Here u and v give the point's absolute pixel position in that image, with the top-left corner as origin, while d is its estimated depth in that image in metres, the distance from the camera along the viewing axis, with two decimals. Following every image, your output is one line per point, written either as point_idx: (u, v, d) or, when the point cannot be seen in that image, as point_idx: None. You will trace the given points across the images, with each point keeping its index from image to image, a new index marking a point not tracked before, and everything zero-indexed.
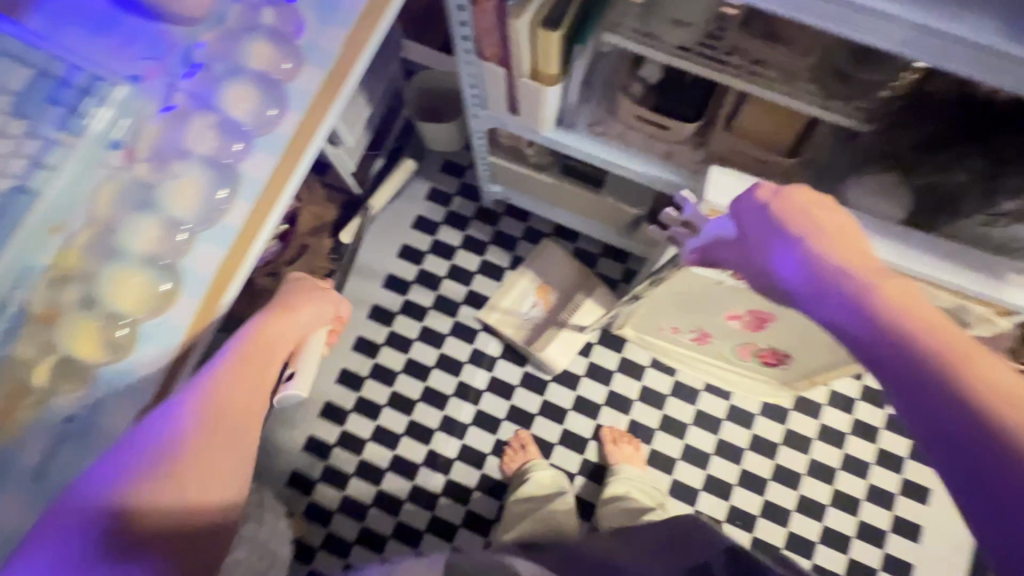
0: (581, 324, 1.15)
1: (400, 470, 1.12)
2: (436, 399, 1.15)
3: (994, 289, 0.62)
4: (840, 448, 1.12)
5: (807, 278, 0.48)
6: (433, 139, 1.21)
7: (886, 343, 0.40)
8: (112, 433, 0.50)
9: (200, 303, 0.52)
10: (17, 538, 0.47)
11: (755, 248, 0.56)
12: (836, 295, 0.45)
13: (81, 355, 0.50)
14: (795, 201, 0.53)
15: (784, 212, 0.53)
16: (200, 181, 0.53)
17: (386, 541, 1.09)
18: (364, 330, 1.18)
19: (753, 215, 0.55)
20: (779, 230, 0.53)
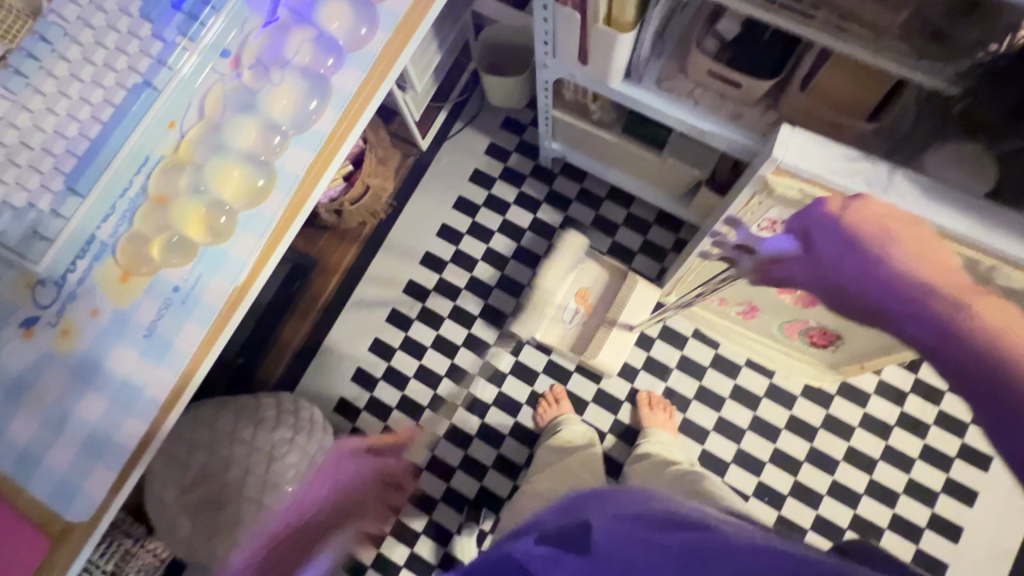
0: (630, 324, 1.11)
1: (439, 409, 1.18)
2: (478, 346, 1.20)
3: None
4: (883, 439, 1.09)
5: (862, 277, 0.60)
6: (497, 95, 1.23)
7: (925, 325, 0.54)
8: (211, 302, 0.56)
9: (292, 197, 0.58)
10: (130, 383, 0.54)
11: (819, 255, 0.65)
12: (895, 297, 0.57)
13: (189, 234, 0.56)
14: (860, 212, 0.62)
15: (859, 226, 0.61)
16: (297, 90, 0.58)
17: (420, 472, 1.16)
18: (416, 275, 1.24)
19: (830, 226, 0.64)
20: (852, 239, 0.62)
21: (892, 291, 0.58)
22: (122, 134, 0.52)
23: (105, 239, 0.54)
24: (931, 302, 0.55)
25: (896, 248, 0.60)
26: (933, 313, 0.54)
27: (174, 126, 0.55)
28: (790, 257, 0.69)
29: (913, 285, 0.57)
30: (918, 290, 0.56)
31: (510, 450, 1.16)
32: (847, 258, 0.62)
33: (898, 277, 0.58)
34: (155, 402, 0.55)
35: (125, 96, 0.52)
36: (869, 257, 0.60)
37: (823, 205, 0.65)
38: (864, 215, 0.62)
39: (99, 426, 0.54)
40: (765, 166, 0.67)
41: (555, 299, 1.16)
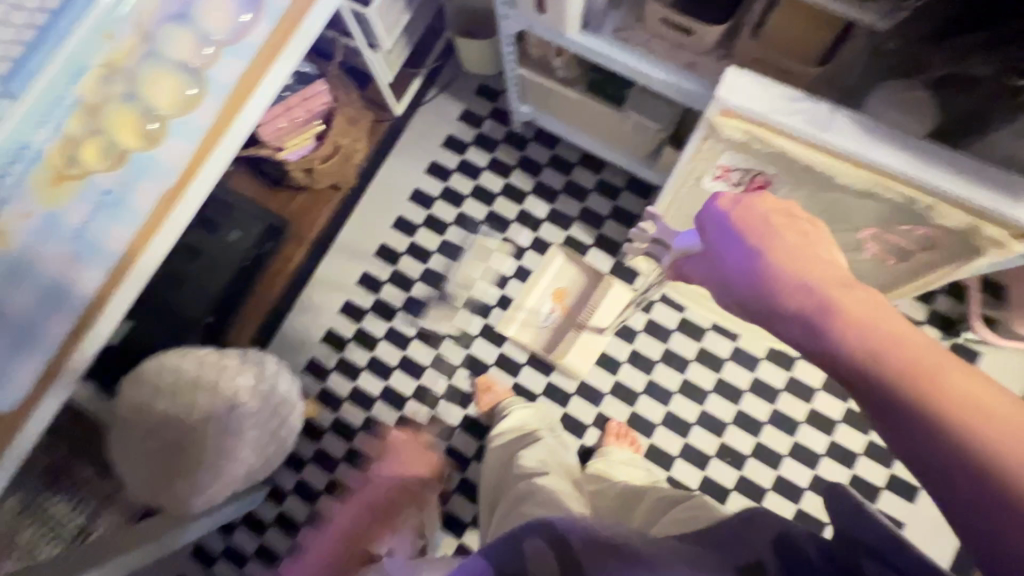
0: (600, 326, 1.14)
1: (408, 371, 1.19)
2: (448, 309, 1.21)
3: (1012, 207, 0.60)
4: (844, 402, 1.10)
5: (740, 278, 0.58)
6: (471, 60, 1.23)
7: (799, 328, 0.51)
8: (142, 203, 0.60)
9: (224, 105, 0.63)
10: (61, 280, 0.57)
11: (710, 256, 0.64)
12: (783, 296, 0.53)
13: (122, 140, 0.58)
14: (751, 207, 0.61)
15: (748, 226, 0.60)
16: (230, 2, 0.60)
17: (388, 432, 1.17)
18: (387, 238, 1.25)
19: (720, 220, 0.62)
20: (738, 234, 0.60)
21: (783, 300, 0.53)
22: (54, 40, 0.51)
23: (38, 146, 0.53)
24: (814, 308, 0.50)
25: (769, 245, 0.57)
26: (798, 313, 0.51)
27: (110, 36, 0.54)
28: (695, 253, 0.71)
29: (775, 287, 0.54)
30: (805, 291, 0.51)
31: (477, 411, 1.17)
32: (724, 259, 0.61)
33: (779, 280, 0.54)
34: (89, 294, 0.59)
35: (60, 2, 0.51)
36: (746, 256, 0.58)
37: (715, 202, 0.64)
38: (755, 217, 0.60)
39: (28, 320, 0.56)
40: (712, 106, 0.68)
41: (528, 303, 1.17)
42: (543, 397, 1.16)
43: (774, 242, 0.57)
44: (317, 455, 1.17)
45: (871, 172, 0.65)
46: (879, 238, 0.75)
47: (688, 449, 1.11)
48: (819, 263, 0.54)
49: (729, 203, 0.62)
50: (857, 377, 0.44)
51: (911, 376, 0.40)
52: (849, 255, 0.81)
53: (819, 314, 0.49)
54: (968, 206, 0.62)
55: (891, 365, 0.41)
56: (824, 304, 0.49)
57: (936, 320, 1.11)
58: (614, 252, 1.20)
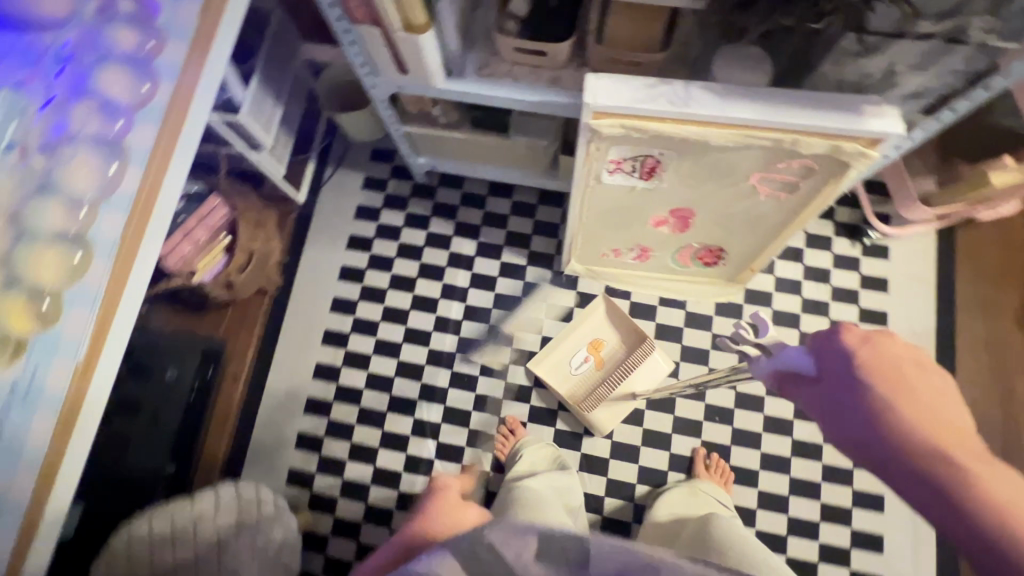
0: (631, 392, 1.12)
1: (393, 445, 1.16)
2: (412, 371, 1.20)
3: (858, 122, 0.68)
4: (795, 327, 1.18)
5: (862, 436, 0.52)
6: (357, 130, 1.25)
7: (921, 488, 0.50)
8: (55, 389, 0.55)
9: (115, 263, 0.59)
10: None
11: (838, 401, 0.54)
12: (907, 454, 0.50)
13: (14, 330, 0.53)
14: (881, 350, 0.53)
15: (868, 367, 0.53)
16: (91, 159, 0.58)
17: (392, 514, 1.13)
18: (329, 323, 1.22)
19: (842, 362, 0.54)
20: (865, 384, 0.53)
21: (898, 465, 0.51)
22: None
23: None
24: (928, 461, 0.50)
25: (890, 392, 0.52)
26: (927, 473, 0.49)
27: None
28: (807, 375, 0.57)
29: (901, 442, 0.51)
30: (933, 451, 0.50)
31: (473, 460, 1.15)
32: (857, 401, 0.53)
33: (904, 442, 0.50)
34: (18, 508, 0.53)
35: None
36: (873, 407, 0.52)
37: (842, 339, 0.55)
38: (880, 359, 0.53)
39: None
40: (585, 113, 0.73)
41: (565, 346, 1.16)
42: (530, 423, 1.16)
43: (902, 393, 0.52)
44: (326, 564, 1.10)
45: (739, 128, 0.72)
46: (766, 179, 0.80)
47: (679, 422, 1.15)
48: (950, 429, 0.50)
49: (858, 342, 0.54)
50: (967, 534, 0.48)
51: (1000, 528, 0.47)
52: (747, 202, 0.87)
53: (939, 471, 0.49)
54: (824, 131, 0.70)
55: (986, 527, 0.47)
56: (940, 463, 0.49)
57: (843, 229, 1.21)
58: (550, 264, 1.24)
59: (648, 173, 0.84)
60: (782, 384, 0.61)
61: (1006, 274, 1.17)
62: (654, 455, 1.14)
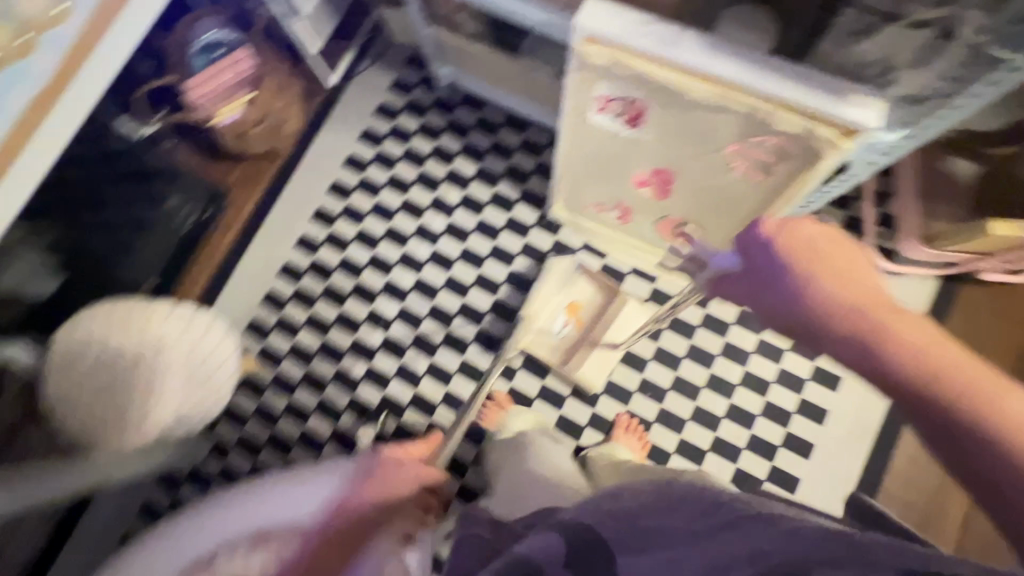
0: (614, 342, 1.14)
1: (344, 326, 1.24)
2: (381, 265, 1.26)
3: (837, 107, 0.66)
4: (757, 333, 1.16)
5: (789, 309, 0.53)
6: (398, 31, 1.29)
7: (851, 348, 0.49)
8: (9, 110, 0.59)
9: (88, 19, 0.62)
10: None
11: (758, 284, 0.57)
12: (830, 320, 0.51)
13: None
14: (798, 233, 0.55)
15: (787, 251, 0.54)
16: None
17: (326, 384, 1.21)
18: (323, 202, 1.30)
19: (762, 253, 0.57)
20: (786, 266, 0.54)
21: (826, 328, 0.51)
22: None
23: None
24: (856, 324, 0.49)
25: (811, 268, 0.53)
26: (852, 335, 0.49)
27: None
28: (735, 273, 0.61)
29: (823, 308, 0.51)
30: (848, 307, 0.50)
31: (411, 361, 1.21)
32: (778, 284, 0.55)
33: (825, 304, 0.51)
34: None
35: None
36: (794, 281, 0.53)
37: (758, 228, 0.57)
38: (797, 239, 0.55)
39: None
40: (575, 35, 0.74)
41: (541, 314, 1.17)
42: (473, 344, 1.21)
43: (819, 268, 0.53)
44: (258, 408, 1.20)
45: (718, 86, 0.71)
46: (742, 152, 0.79)
47: (612, 386, 1.17)
48: (861, 288, 0.51)
49: (773, 228, 0.56)
50: (903, 390, 0.46)
51: (934, 380, 0.45)
52: (723, 177, 0.86)
53: (866, 330, 0.48)
54: (802, 108, 0.68)
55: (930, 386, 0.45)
56: (867, 322, 0.49)
57: None
58: (539, 206, 1.26)
59: (632, 120, 0.85)
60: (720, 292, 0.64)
61: (996, 344, 1.10)
62: (578, 408, 1.17)
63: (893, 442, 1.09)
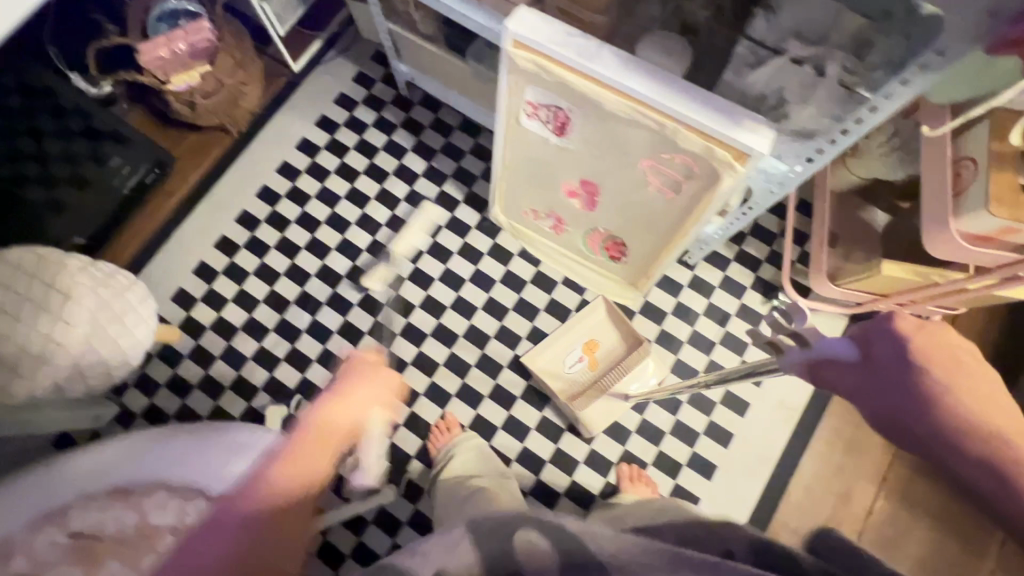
0: (626, 393, 1.14)
1: (272, 305, 1.23)
2: (318, 249, 1.26)
3: (732, 131, 0.71)
4: (674, 354, 1.20)
5: (907, 419, 0.46)
6: (366, 28, 1.34)
7: (981, 470, 0.46)
8: None
9: None
10: None
11: (881, 384, 0.48)
12: (957, 435, 0.46)
13: None
14: (938, 338, 0.47)
15: (915, 353, 0.46)
16: None
17: (246, 361, 1.19)
18: (270, 182, 1.30)
19: (891, 348, 0.47)
20: (922, 373, 0.46)
21: (953, 443, 0.46)
22: None
23: None
24: (986, 446, 0.46)
25: (942, 373, 0.46)
26: (987, 459, 0.46)
27: None
28: (841, 361, 0.50)
29: (958, 423, 0.46)
30: (977, 427, 0.46)
31: (335, 347, 1.20)
32: (903, 389, 0.47)
33: (959, 420, 0.46)
34: None
35: None
36: (925, 387, 0.46)
37: (892, 323, 0.48)
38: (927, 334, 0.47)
39: None
40: (505, 38, 0.77)
41: (563, 346, 1.18)
42: (400, 336, 1.21)
43: (953, 377, 0.46)
44: (171, 379, 1.18)
45: (630, 101, 0.75)
46: (655, 169, 0.84)
47: (530, 390, 1.18)
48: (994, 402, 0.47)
49: (911, 327, 0.47)
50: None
51: None
52: (640, 191, 0.90)
53: (990, 454, 0.46)
54: (703, 130, 0.72)
55: None
56: (993, 445, 0.46)
57: (761, 285, 1.22)
58: (481, 209, 1.29)
59: (559, 129, 0.89)
60: (812, 377, 0.53)
61: None
62: (494, 409, 1.17)
63: (793, 470, 1.12)
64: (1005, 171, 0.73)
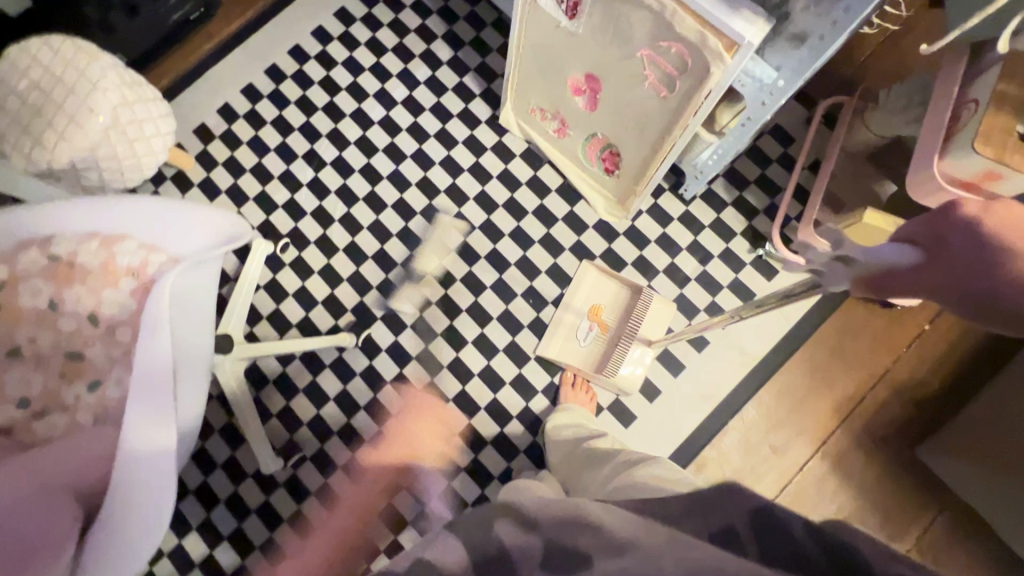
0: (648, 339, 1.13)
1: (281, 156, 1.30)
2: (334, 113, 1.31)
3: (725, 18, 0.71)
4: (648, 280, 1.21)
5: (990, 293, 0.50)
6: None
7: None
8: None
9: None
10: None
11: (961, 263, 0.51)
12: None
13: None
14: (1001, 214, 0.52)
15: (1000, 230, 0.51)
16: None
17: (247, 201, 1.27)
18: (302, 42, 1.35)
19: (964, 226, 0.52)
20: (997, 247, 0.50)
21: None
22: None
23: None
24: None
25: (1022, 248, 0.50)
26: None
27: None
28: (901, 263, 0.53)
29: None
30: None
31: (330, 205, 1.27)
32: (985, 266, 0.50)
33: None
34: None
35: None
36: (1008, 262, 0.50)
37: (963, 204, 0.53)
38: (1000, 222, 0.52)
39: None
40: None
41: (570, 317, 1.18)
42: (390, 209, 1.27)
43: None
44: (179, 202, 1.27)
45: None
46: (652, 62, 0.84)
47: (501, 284, 1.22)
48: None
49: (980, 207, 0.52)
50: None
51: None
52: (637, 88, 0.91)
53: None
54: (699, 14, 0.72)
55: None
56: None
57: (750, 233, 1.22)
58: (494, 106, 1.31)
59: (571, 10, 0.89)
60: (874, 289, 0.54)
61: (855, 358, 1.16)
62: (462, 293, 1.22)
63: (733, 412, 1.14)
64: (1003, 113, 0.70)
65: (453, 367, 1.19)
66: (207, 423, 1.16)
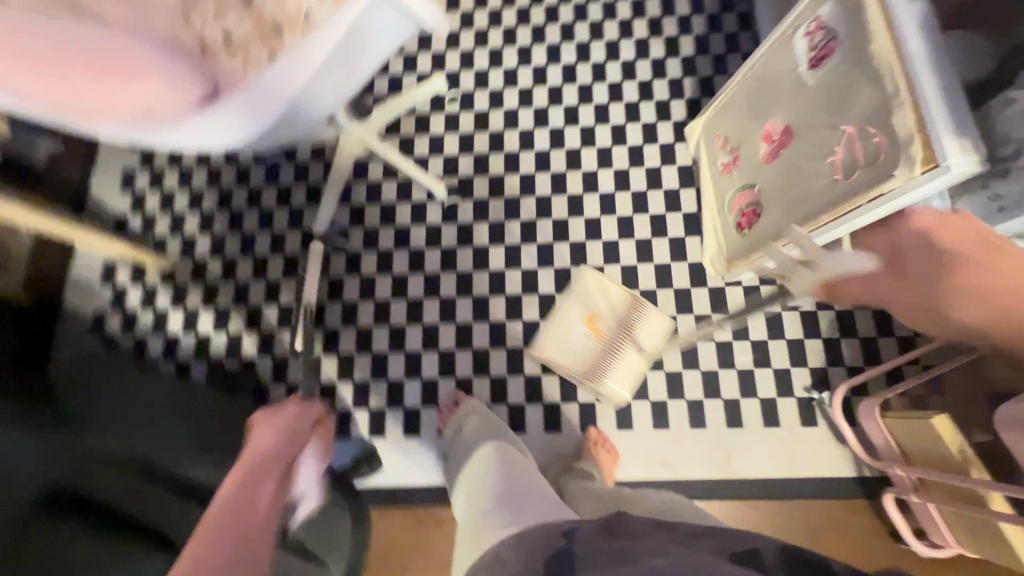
0: (642, 346, 1.13)
1: (504, 36, 1.42)
2: (567, 34, 1.42)
3: (943, 134, 0.70)
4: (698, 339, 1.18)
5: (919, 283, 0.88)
6: None
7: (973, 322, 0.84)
8: None
9: None
10: None
11: (909, 271, 0.88)
12: (948, 301, 0.85)
13: None
14: (955, 221, 0.81)
15: (944, 239, 0.82)
16: None
17: (455, 49, 1.42)
18: None
19: (915, 231, 0.85)
20: (937, 242, 0.83)
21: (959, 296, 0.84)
22: None
23: None
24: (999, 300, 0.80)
25: (957, 238, 0.81)
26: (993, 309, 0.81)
27: None
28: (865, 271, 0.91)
29: (963, 286, 0.82)
30: (987, 285, 0.80)
31: (508, 95, 1.38)
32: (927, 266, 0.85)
33: (950, 296, 0.84)
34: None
35: None
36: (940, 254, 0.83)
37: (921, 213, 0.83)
38: (951, 225, 0.82)
39: None
40: None
41: (563, 323, 1.15)
42: (548, 129, 1.35)
43: (978, 256, 0.80)
44: None
45: (897, 55, 0.74)
46: (852, 142, 0.82)
47: (581, 247, 1.26)
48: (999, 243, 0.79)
49: (932, 220, 0.82)
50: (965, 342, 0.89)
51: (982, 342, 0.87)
52: (820, 161, 0.89)
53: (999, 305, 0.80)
54: (923, 117, 0.71)
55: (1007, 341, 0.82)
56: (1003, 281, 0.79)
57: (818, 374, 1.14)
58: (690, 116, 1.33)
59: (816, 60, 0.89)
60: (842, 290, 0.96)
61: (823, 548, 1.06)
62: (546, 229, 1.28)
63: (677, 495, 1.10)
64: None
65: (494, 276, 1.25)
66: (306, 173, 1.33)
